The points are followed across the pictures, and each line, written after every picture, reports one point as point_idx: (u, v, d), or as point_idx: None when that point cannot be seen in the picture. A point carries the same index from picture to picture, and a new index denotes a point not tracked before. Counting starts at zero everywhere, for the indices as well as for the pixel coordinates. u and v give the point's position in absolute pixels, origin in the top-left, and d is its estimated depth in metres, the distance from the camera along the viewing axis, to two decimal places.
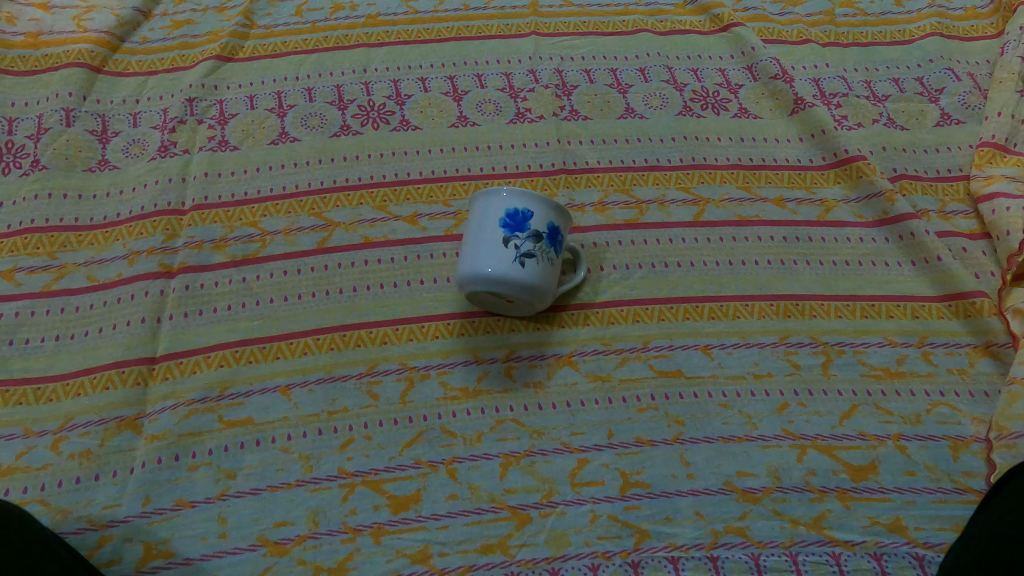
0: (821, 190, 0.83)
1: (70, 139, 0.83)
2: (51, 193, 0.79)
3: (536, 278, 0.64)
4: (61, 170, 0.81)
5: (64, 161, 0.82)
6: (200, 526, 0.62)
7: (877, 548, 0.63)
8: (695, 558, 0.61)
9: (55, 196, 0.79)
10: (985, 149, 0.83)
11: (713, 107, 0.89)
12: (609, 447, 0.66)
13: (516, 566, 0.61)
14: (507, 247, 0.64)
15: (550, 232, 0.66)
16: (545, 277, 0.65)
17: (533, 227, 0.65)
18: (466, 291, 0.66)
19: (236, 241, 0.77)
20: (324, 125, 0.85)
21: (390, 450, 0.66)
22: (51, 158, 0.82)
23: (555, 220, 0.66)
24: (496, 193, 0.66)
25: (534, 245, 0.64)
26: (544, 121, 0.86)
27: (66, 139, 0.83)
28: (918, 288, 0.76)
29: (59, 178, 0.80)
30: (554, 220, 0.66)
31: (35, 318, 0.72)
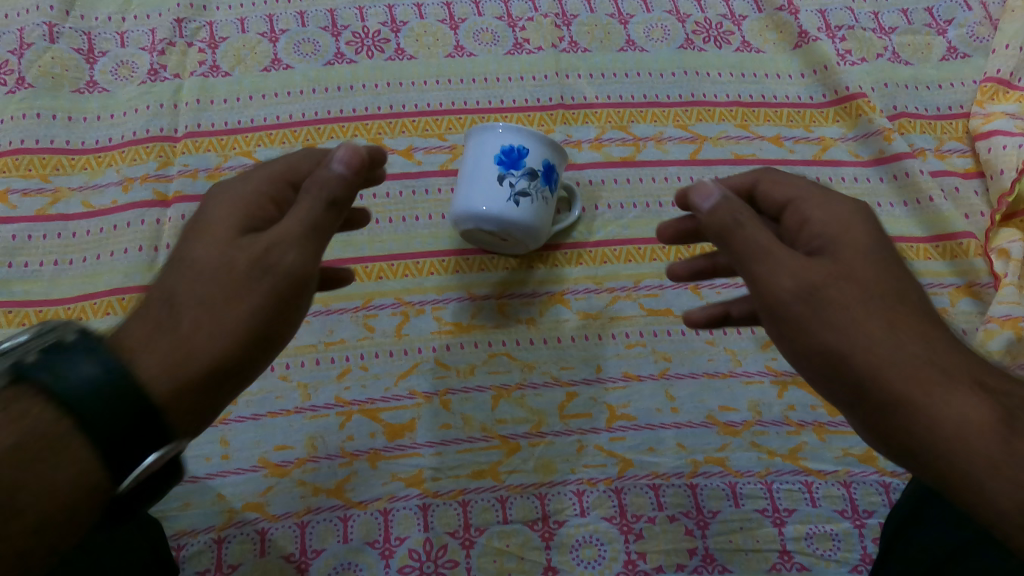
0: (818, 129, 0.82)
1: (55, 56, 0.81)
2: (40, 113, 0.78)
3: (531, 218, 0.65)
4: (48, 89, 0.80)
5: (51, 80, 0.80)
6: (205, 447, 0.65)
7: (848, 476, 0.66)
8: (675, 485, 0.65)
9: (44, 116, 0.78)
10: (988, 84, 0.82)
11: (716, 39, 0.87)
12: (597, 381, 0.69)
13: (505, 491, 0.64)
14: (502, 186, 0.64)
15: (545, 170, 0.65)
16: (540, 216, 0.66)
17: (529, 164, 0.64)
18: (462, 229, 0.67)
19: (230, 171, 0.77)
20: (318, 52, 0.84)
21: (385, 381, 0.68)
22: (37, 76, 0.80)
23: (550, 156, 0.66)
24: (491, 128, 0.65)
25: (529, 184, 0.64)
26: (542, 53, 0.84)
27: (51, 57, 0.81)
28: (907, 229, 0.77)
29: (47, 99, 0.79)
30: (549, 156, 0.66)
31: (33, 241, 0.73)
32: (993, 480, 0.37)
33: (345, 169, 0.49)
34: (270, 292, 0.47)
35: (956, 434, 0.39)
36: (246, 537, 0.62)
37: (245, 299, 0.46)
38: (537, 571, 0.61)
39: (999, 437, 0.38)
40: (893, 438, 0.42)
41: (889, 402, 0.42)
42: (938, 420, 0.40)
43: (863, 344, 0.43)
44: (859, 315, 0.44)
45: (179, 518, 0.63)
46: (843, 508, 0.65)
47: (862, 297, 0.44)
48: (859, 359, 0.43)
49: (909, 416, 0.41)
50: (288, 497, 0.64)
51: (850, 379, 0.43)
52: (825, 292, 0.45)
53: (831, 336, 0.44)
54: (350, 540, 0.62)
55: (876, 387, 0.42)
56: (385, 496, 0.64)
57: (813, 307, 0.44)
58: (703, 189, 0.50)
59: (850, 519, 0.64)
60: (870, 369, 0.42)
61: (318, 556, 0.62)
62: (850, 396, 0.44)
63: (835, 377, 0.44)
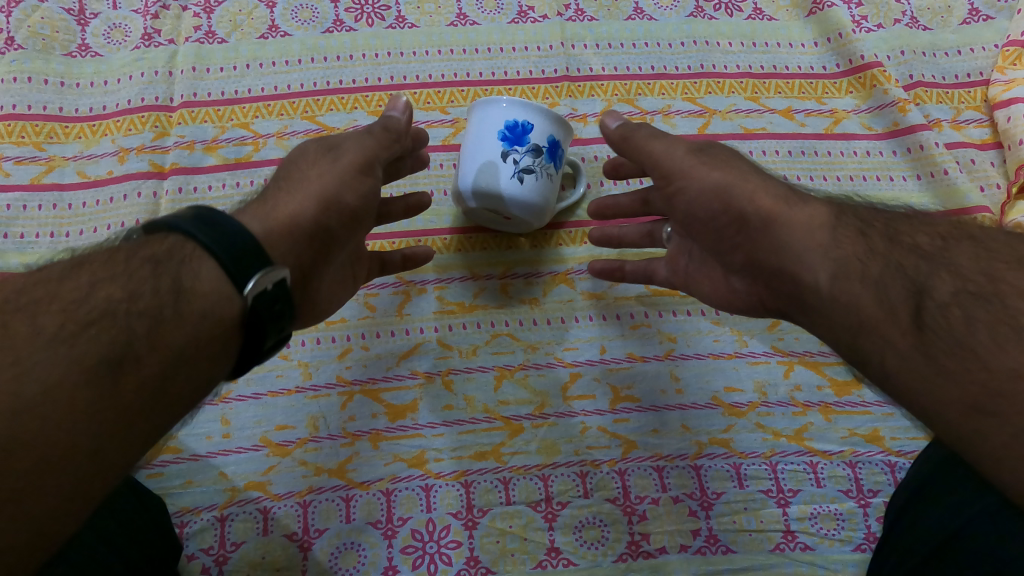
0: (832, 100, 0.80)
1: (44, 17, 0.79)
2: (30, 77, 0.76)
3: (534, 195, 0.63)
4: (38, 52, 0.77)
5: (41, 42, 0.78)
6: (206, 425, 0.65)
7: (853, 457, 0.66)
8: (679, 466, 0.64)
9: (36, 81, 0.76)
10: (1011, 49, 0.78)
11: (727, 6, 0.84)
12: (601, 362, 0.68)
13: (508, 472, 0.64)
14: (506, 162, 0.62)
15: (550, 146, 0.63)
16: (543, 193, 0.64)
17: (533, 140, 0.62)
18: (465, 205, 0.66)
19: (228, 143, 0.75)
20: (316, 19, 0.81)
21: (387, 360, 0.68)
22: (25, 38, 0.78)
23: (556, 131, 0.64)
24: (495, 102, 0.63)
25: (533, 160, 0.62)
26: (548, 21, 0.81)
27: (40, 17, 0.79)
28: (920, 204, 0.75)
29: (37, 62, 0.77)
30: (554, 131, 0.64)
31: (28, 212, 0.71)
32: (820, 266, 0.47)
33: (404, 112, 0.61)
34: (342, 183, 0.55)
35: (803, 238, 0.48)
36: (248, 515, 0.62)
37: (321, 185, 0.54)
38: (540, 552, 0.61)
39: (832, 231, 0.48)
40: (759, 258, 0.51)
41: (758, 218, 0.51)
42: (792, 226, 0.49)
43: (737, 179, 0.52)
44: (734, 165, 0.54)
45: (181, 495, 0.63)
46: (848, 489, 0.64)
47: (737, 161, 0.55)
48: (736, 188, 0.52)
49: (771, 232, 0.50)
50: (290, 477, 0.63)
51: (730, 206, 0.52)
52: (709, 153, 0.55)
53: (714, 178, 0.53)
54: (352, 520, 0.62)
55: (748, 207, 0.51)
56: (388, 476, 0.63)
57: (696, 164, 0.54)
58: (610, 115, 0.61)
59: (854, 501, 0.64)
60: (742, 196, 0.52)
61: (321, 536, 0.62)
62: (729, 233, 0.53)
63: (723, 218, 0.53)
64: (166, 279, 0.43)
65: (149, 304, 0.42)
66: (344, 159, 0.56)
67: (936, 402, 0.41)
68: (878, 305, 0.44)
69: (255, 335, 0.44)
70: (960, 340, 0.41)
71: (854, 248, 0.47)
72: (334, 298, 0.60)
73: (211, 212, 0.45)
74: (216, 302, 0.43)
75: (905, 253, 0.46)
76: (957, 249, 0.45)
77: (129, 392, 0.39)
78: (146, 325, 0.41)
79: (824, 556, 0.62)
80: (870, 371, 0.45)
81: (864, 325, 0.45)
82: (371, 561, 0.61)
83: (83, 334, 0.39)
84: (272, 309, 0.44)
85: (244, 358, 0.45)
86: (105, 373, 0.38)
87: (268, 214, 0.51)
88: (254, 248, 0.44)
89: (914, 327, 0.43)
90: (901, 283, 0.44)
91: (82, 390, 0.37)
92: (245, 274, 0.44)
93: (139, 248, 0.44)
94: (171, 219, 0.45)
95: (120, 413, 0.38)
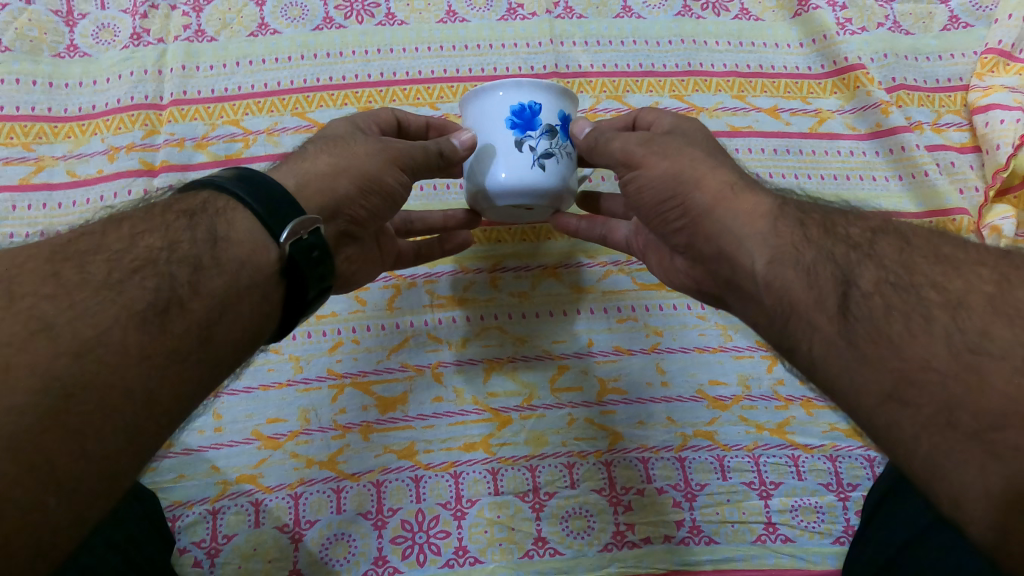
0: (816, 100, 0.81)
1: (32, 18, 0.79)
2: (19, 79, 0.76)
3: (560, 178, 0.58)
4: (26, 53, 0.77)
5: (29, 43, 0.78)
6: (197, 419, 0.65)
7: (833, 450, 0.67)
8: (664, 458, 0.66)
9: (24, 82, 0.76)
10: (989, 56, 0.80)
11: (714, 6, 0.85)
12: (589, 355, 0.69)
13: (496, 463, 0.65)
14: (522, 152, 0.56)
15: (563, 123, 0.58)
16: (566, 174, 0.59)
17: (545, 122, 0.57)
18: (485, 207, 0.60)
19: (218, 140, 0.75)
20: (306, 16, 0.81)
21: (377, 354, 0.68)
22: (14, 39, 0.77)
23: (565, 107, 0.59)
24: (490, 91, 0.57)
25: (550, 143, 0.57)
26: (536, 19, 0.82)
27: (28, 19, 0.79)
28: (900, 204, 0.76)
29: (26, 64, 0.77)
30: (563, 108, 0.59)
31: (18, 212, 0.71)
32: (757, 250, 0.45)
33: (467, 148, 0.57)
34: (384, 165, 0.54)
35: (743, 222, 0.46)
36: (240, 507, 0.63)
37: (364, 163, 0.53)
38: (528, 542, 0.62)
39: (772, 216, 0.46)
40: (700, 241, 0.49)
41: (700, 204, 0.48)
42: (733, 210, 0.47)
43: (689, 164, 0.50)
44: (690, 151, 0.51)
45: (174, 489, 0.63)
46: (828, 482, 0.66)
47: (690, 148, 0.52)
48: (687, 172, 0.50)
49: (712, 217, 0.48)
50: (281, 469, 0.64)
51: (678, 193, 0.49)
52: (660, 143, 0.52)
53: (665, 166, 0.50)
54: (343, 511, 0.63)
55: (693, 193, 0.49)
56: (378, 468, 0.64)
57: (649, 154, 0.52)
58: (577, 125, 0.59)
59: (834, 492, 0.65)
60: (690, 181, 0.49)
61: (312, 527, 0.62)
62: (674, 219, 0.51)
63: (670, 204, 0.50)
64: (203, 230, 0.44)
65: (189, 252, 0.43)
66: (392, 143, 0.55)
67: (857, 388, 0.39)
68: (810, 291, 0.42)
69: (295, 281, 0.46)
70: (885, 327, 0.39)
71: (792, 234, 0.44)
72: (357, 272, 0.61)
73: (251, 171, 0.48)
74: (250, 250, 0.45)
75: (839, 241, 0.44)
76: (889, 242, 0.43)
77: (179, 334, 0.40)
78: (188, 273, 0.42)
79: (804, 547, 0.63)
80: (796, 356, 0.43)
81: (793, 309, 0.42)
82: (361, 552, 0.62)
83: (130, 281, 0.40)
84: (308, 255, 0.46)
85: (289, 307, 0.48)
86: (155, 315, 0.40)
87: (305, 170, 0.52)
88: (288, 200, 0.47)
89: (841, 313, 0.40)
90: (833, 270, 0.42)
91: (135, 331, 0.39)
92: (282, 225, 0.46)
93: (176, 201, 0.46)
94: (214, 176, 0.47)
95: (172, 355, 0.40)
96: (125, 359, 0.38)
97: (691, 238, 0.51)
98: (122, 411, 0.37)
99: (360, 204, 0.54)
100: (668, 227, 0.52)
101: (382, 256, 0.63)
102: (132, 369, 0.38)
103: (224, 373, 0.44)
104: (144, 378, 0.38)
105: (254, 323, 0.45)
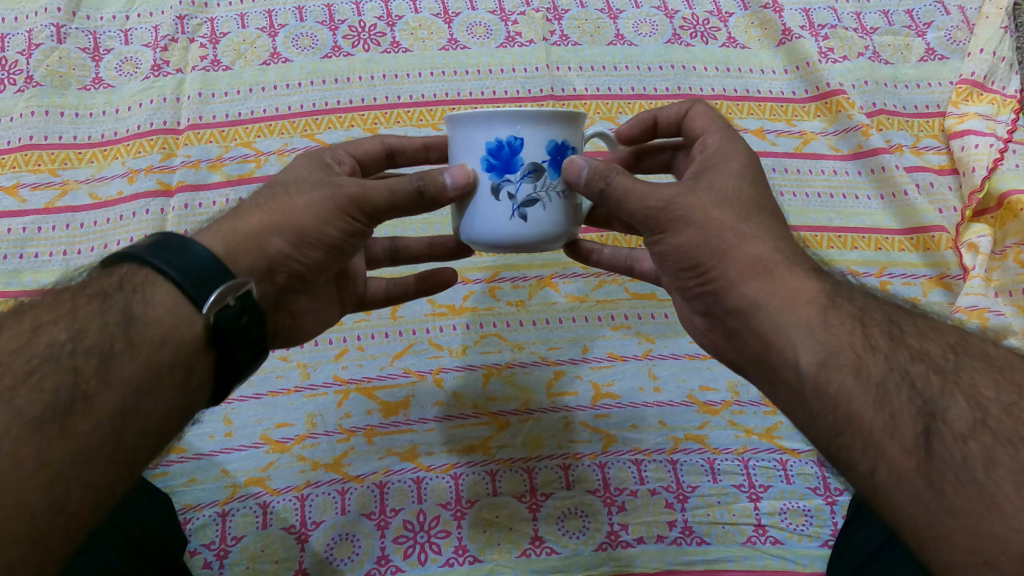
0: (801, 122, 0.85)
1: (62, 55, 0.84)
2: (47, 110, 0.81)
3: (547, 226, 0.52)
4: (55, 87, 0.82)
5: (58, 78, 0.83)
6: (209, 425, 0.68)
7: (821, 456, 0.69)
8: (656, 460, 0.68)
9: (52, 113, 0.81)
10: (963, 86, 0.84)
11: (702, 35, 0.90)
12: (584, 361, 0.73)
13: (494, 465, 0.67)
14: (499, 201, 0.51)
15: (553, 157, 0.51)
16: (557, 218, 0.53)
17: (526, 162, 0.50)
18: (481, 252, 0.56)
19: (231, 161, 0.79)
20: (316, 46, 0.86)
21: (381, 360, 0.72)
22: (44, 75, 0.83)
23: (559, 136, 0.51)
24: (471, 125, 0.50)
25: (533, 186, 0.51)
26: (533, 46, 0.87)
27: (58, 56, 0.84)
28: (883, 221, 0.79)
29: (55, 97, 0.82)
30: (558, 137, 0.51)
31: (42, 233, 0.74)
32: (807, 348, 0.44)
33: (460, 189, 0.50)
34: (323, 217, 0.50)
35: (787, 314, 0.45)
36: (248, 510, 0.65)
37: (300, 218, 0.51)
38: (525, 541, 0.64)
39: (822, 311, 0.45)
40: (726, 315, 0.49)
41: (729, 278, 0.48)
42: (783, 308, 0.46)
43: (717, 233, 0.48)
44: (722, 214, 0.48)
45: (184, 493, 0.65)
46: (816, 486, 0.67)
47: (721, 210, 0.49)
48: (716, 243, 0.48)
49: (743, 293, 0.47)
50: (288, 472, 0.66)
51: (702, 262, 0.49)
52: (684, 203, 0.49)
53: (690, 233, 0.48)
54: (347, 512, 0.65)
55: (721, 265, 0.48)
56: (381, 469, 0.67)
57: (672, 218, 0.49)
58: (574, 165, 0.51)
59: (822, 496, 0.67)
60: (718, 252, 0.48)
61: (317, 528, 0.64)
62: (692, 281, 0.51)
63: (691, 270, 0.50)
64: (115, 312, 0.45)
65: (97, 341, 0.44)
66: (334, 190, 0.51)
67: (940, 539, 0.38)
68: (877, 413, 0.41)
69: (225, 350, 0.47)
70: (968, 475, 0.38)
71: (852, 338, 0.44)
72: (308, 324, 0.60)
73: (168, 237, 0.48)
74: (171, 326, 0.46)
75: (913, 360, 0.43)
76: (974, 368, 0.43)
77: (85, 432, 0.40)
78: (96, 364, 0.43)
79: (793, 549, 0.65)
80: (851, 475, 0.42)
81: (856, 426, 0.41)
82: (364, 551, 0.63)
83: (29, 382, 0.40)
84: (237, 323, 0.46)
85: (224, 374, 0.48)
86: (55, 418, 0.40)
87: (234, 230, 0.51)
88: (208, 267, 0.47)
89: (918, 448, 0.40)
90: (906, 395, 0.41)
91: (32, 438, 0.39)
92: (204, 295, 0.46)
93: (91, 282, 0.47)
94: (131, 248, 0.48)
95: (79, 455, 0.40)
96: (25, 465, 0.38)
97: (712, 305, 0.50)
98: (26, 518, 0.37)
99: (299, 258, 0.52)
100: (689, 291, 0.52)
101: (338, 298, 0.63)
102: (30, 476, 0.38)
103: (149, 455, 0.44)
104: (47, 483, 0.38)
105: (181, 400, 0.46)
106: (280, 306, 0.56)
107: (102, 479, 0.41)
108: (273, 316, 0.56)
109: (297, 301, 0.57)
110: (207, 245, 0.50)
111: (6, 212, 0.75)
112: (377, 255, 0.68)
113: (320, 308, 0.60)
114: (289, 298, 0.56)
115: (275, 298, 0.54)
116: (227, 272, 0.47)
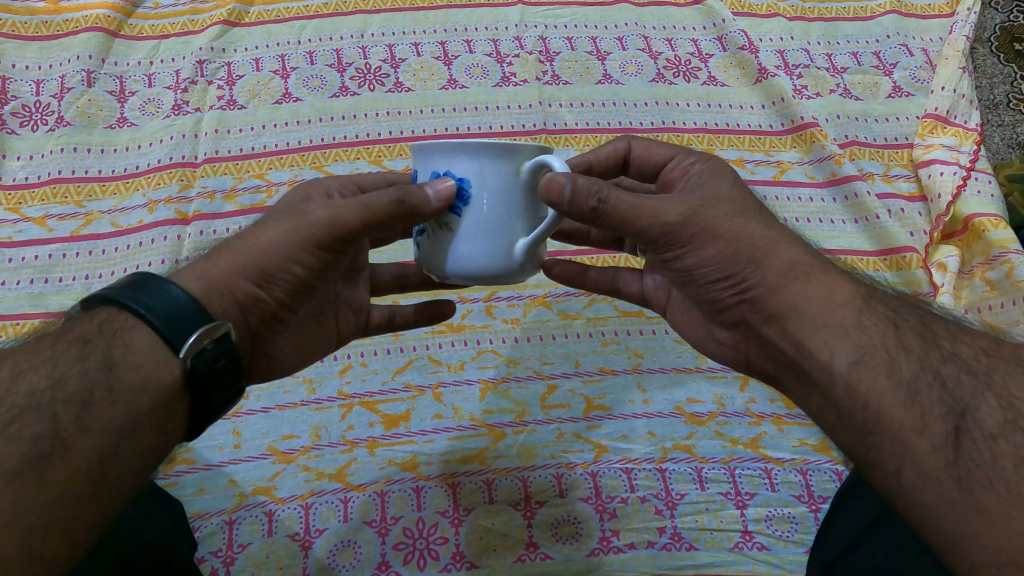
0: (778, 153, 0.90)
1: (91, 98, 0.90)
2: (76, 147, 0.87)
3: (433, 255, 0.53)
4: (84, 126, 0.88)
5: (86, 118, 0.89)
6: (219, 437, 0.71)
7: (804, 464, 0.72)
8: (646, 469, 0.71)
9: (80, 150, 0.87)
10: (928, 120, 0.90)
11: (685, 74, 0.96)
12: (575, 375, 0.77)
13: (491, 474, 0.70)
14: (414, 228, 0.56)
15: None
16: (493, 249, 0.51)
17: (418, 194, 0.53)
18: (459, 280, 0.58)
19: (244, 192, 0.84)
20: (324, 86, 0.92)
21: (383, 375, 0.76)
22: (74, 115, 0.89)
23: (442, 167, 0.50)
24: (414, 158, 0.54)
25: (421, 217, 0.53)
26: (527, 85, 0.93)
27: (87, 98, 0.90)
28: (858, 244, 0.83)
29: (83, 135, 0.88)
30: (442, 167, 0.50)
31: (66, 259, 0.79)
32: (842, 349, 0.46)
33: (443, 201, 0.49)
34: (287, 257, 0.52)
35: (822, 315, 0.48)
36: (254, 518, 0.67)
37: (264, 257, 0.52)
38: (520, 547, 0.67)
39: (855, 311, 0.48)
40: (762, 323, 0.51)
41: (767, 284, 0.50)
42: (813, 310, 0.48)
43: (749, 243, 0.50)
44: (746, 222, 0.51)
45: (194, 501, 0.68)
46: (800, 494, 0.70)
47: (743, 219, 0.51)
48: (749, 250, 0.50)
49: (781, 298, 0.50)
50: (294, 481, 0.69)
51: (736, 271, 0.50)
52: (707, 216, 0.50)
53: (718, 244, 0.50)
54: (349, 519, 0.68)
55: (757, 272, 0.50)
56: (382, 479, 0.70)
57: (698, 230, 0.50)
58: (554, 184, 0.46)
59: (806, 504, 0.69)
60: (753, 259, 0.50)
61: (320, 535, 0.67)
62: (724, 292, 0.52)
63: (725, 280, 0.51)
64: (96, 357, 0.45)
65: (79, 386, 0.43)
66: (297, 226, 0.51)
67: (966, 538, 0.38)
68: (908, 411, 0.43)
69: (200, 393, 0.48)
70: (996, 472, 0.39)
71: (885, 339, 0.46)
72: (295, 356, 0.60)
73: (146, 278, 0.48)
74: (151, 370, 0.46)
75: (944, 362, 0.45)
76: (1003, 370, 0.44)
77: (64, 479, 0.39)
78: (77, 411, 0.42)
79: (779, 554, 0.67)
80: (878, 474, 0.43)
81: (885, 424, 0.43)
82: (365, 557, 0.66)
83: (9, 430, 0.39)
84: (214, 365, 0.47)
85: (198, 414, 0.49)
86: (34, 466, 0.39)
87: (206, 270, 0.52)
88: (187, 311, 0.48)
89: (947, 445, 0.41)
90: (937, 394, 0.43)
91: (10, 487, 0.37)
92: (181, 339, 0.47)
93: (71, 327, 0.47)
94: (109, 291, 0.48)
95: (60, 501, 0.39)
96: (4, 514, 0.36)
97: (745, 315, 0.52)
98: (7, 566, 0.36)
99: (265, 296, 0.53)
100: (719, 303, 0.53)
101: (335, 331, 0.63)
102: (9, 524, 0.36)
103: (127, 499, 0.43)
104: (25, 530, 0.37)
105: (158, 444, 0.46)
106: (255, 346, 0.57)
107: (80, 525, 0.40)
108: (249, 356, 0.57)
109: (273, 341, 0.58)
110: (185, 283, 0.52)
111: (33, 240, 0.80)
112: (385, 279, 0.69)
113: (308, 342, 0.61)
114: (269, 334, 0.57)
115: (250, 338, 0.55)
116: (207, 315, 0.48)
